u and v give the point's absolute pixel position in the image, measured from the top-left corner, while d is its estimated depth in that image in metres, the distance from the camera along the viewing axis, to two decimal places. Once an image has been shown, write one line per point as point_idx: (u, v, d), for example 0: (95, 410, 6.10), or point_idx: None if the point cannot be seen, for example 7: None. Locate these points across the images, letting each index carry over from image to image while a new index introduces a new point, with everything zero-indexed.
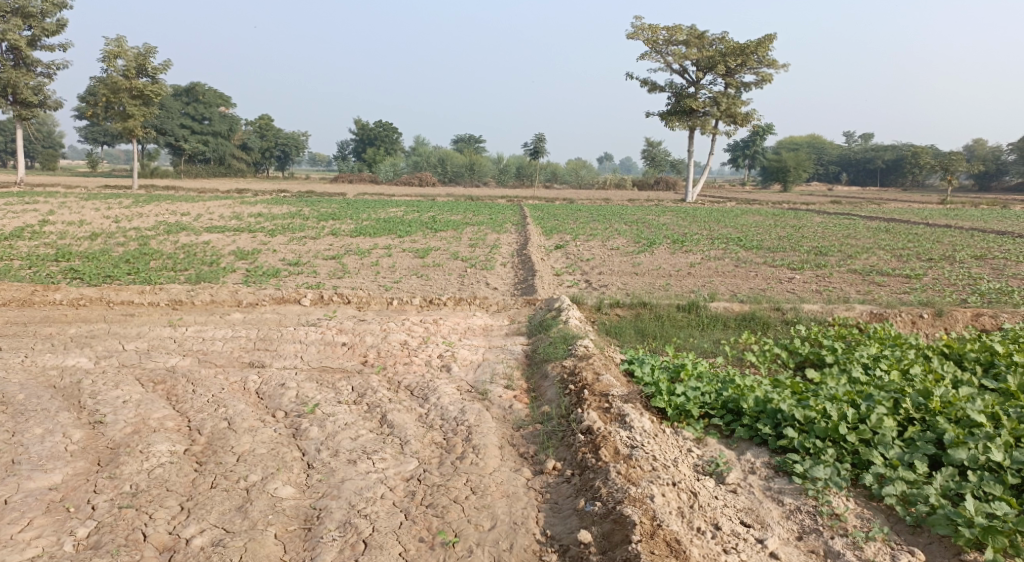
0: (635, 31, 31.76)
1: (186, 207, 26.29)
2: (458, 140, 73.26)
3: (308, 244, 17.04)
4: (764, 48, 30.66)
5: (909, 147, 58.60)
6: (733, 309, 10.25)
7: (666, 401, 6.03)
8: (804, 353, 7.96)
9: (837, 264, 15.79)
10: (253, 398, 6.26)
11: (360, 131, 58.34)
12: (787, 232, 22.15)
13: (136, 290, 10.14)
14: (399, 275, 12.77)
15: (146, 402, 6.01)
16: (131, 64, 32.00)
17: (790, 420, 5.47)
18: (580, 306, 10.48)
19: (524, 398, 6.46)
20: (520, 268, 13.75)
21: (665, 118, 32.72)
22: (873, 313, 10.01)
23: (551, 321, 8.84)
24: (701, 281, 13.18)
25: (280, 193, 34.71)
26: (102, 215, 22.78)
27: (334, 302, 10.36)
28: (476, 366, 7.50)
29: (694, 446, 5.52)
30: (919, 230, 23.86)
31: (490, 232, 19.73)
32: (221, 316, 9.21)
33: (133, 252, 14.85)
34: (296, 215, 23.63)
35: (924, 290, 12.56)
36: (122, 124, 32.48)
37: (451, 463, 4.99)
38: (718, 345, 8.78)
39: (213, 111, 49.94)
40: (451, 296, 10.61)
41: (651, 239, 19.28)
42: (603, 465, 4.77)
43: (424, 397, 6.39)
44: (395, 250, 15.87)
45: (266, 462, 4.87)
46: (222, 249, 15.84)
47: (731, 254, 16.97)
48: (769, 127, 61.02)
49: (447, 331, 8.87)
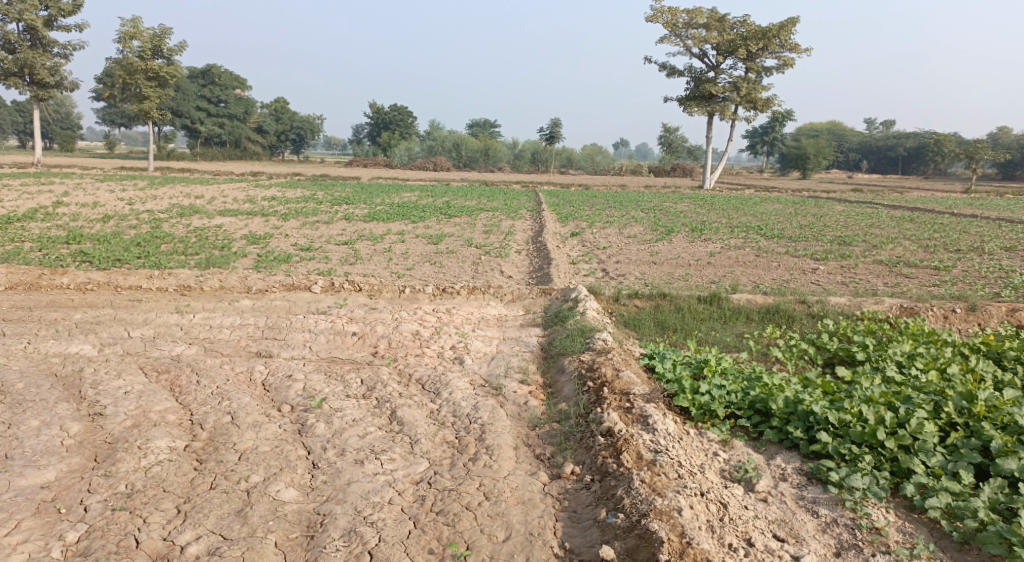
0: (655, 15, 31.15)
1: (200, 190, 26.15)
2: (474, 125, 72.72)
3: (321, 228, 16.80)
4: (786, 32, 29.95)
5: (932, 135, 57.41)
6: (756, 301, 9.89)
7: (690, 400, 5.74)
8: (833, 349, 7.62)
9: (861, 254, 15.37)
10: (258, 390, 6.02)
11: (376, 114, 57.97)
12: (809, 221, 21.65)
13: (144, 274, 9.94)
14: (412, 262, 12.50)
15: (148, 394, 5.79)
16: (147, 46, 31.80)
17: (823, 424, 5.17)
18: (598, 295, 10.17)
19: (540, 394, 6.18)
20: (536, 256, 13.45)
21: (684, 103, 32.15)
22: (903, 307, 9.64)
23: (567, 312, 8.54)
24: (722, 271, 12.81)
25: (294, 177, 34.49)
26: (116, 197, 22.66)
27: (346, 290, 10.10)
28: (489, 359, 7.23)
29: (721, 448, 5.23)
30: (944, 220, 23.27)
31: (505, 219, 19.43)
32: (229, 303, 8.98)
33: (144, 235, 14.68)
34: (310, 199, 23.40)
35: (954, 282, 12.14)
36: (138, 106, 32.36)
37: (463, 466, 4.72)
38: (741, 339, 8.45)
39: (229, 94, 49.78)
40: (465, 285, 10.33)
41: (669, 226, 18.89)
42: (626, 471, 4.49)
43: (436, 391, 6.13)
44: (409, 236, 15.60)
45: (268, 461, 4.62)
46: (234, 233, 15.64)
47: (752, 243, 16.57)
48: (788, 113, 60.06)
49: (461, 321, 8.60)
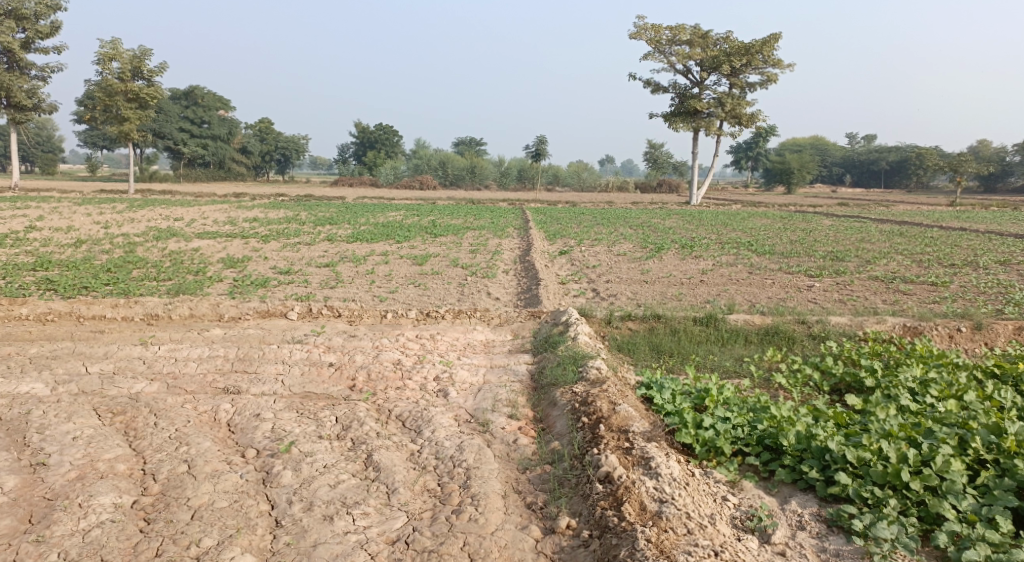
0: (639, 31, 31.05)
1: (180, 212, 25.60)
2: (459, 143, 72.55)
3: (302, 250, 16.29)
4: (769, 48, 29.86)
5: (914, 148, 57.72)
6: (754, 322, 9.48)
7: (693, 435, 5.27)
8: (839, 375, 7.21)
9: (856, 270, 15.02)
10: (222, 432, 5.49)
11: (361, 134, 57.68)
12: (799, 236, 21.37)
13: (109, 303, 9.41)
14: (395, 284, 12.02)
15: (98, 440, 5.25)
16: (127, 67, 31.32)
17: (840, 463, 4.76)
18: (589, 318, 9.71)
19: (531, 431, 5.69)
20: (523, 276, 13.03)
21: (669, 119, 31.99)
22: (907, 327, 9.26)
23: (558, 337, 8.07)
24: (716, 289, 12.41)
25: (277, 197, 33.90)
26: (92, 221, 22.04)
27: (324, 316, 9.60)
28: (476, 391, 6.73)
29: (729, 491, 4.78)
30: (934, 233, 23.06)
31: (492, 237, 19.03)
32: (199, 332, 8.45)
33: (116, 260, 14.15)
34: (292, 220, 22.89)
35: (954, 299, 11.79)
36: (117, 128, 31.78)
37: (445, 520, 4.24)
38: (741, 363, 8.04)
39: (212, 115, 49.38)
40: (450, 309, 9.85)
41: (658, 243, 18.56)
42: (629, 527, 4.01)
43: (417, 431, 5.62)
44: (393, 257, 15.13)
45: (225, 520, 4.14)
46: (210, 257, 15.15)
47: (744, 259, 16.23)
48: (771, 129, 60.29)
49: (445, 349, 8.12)
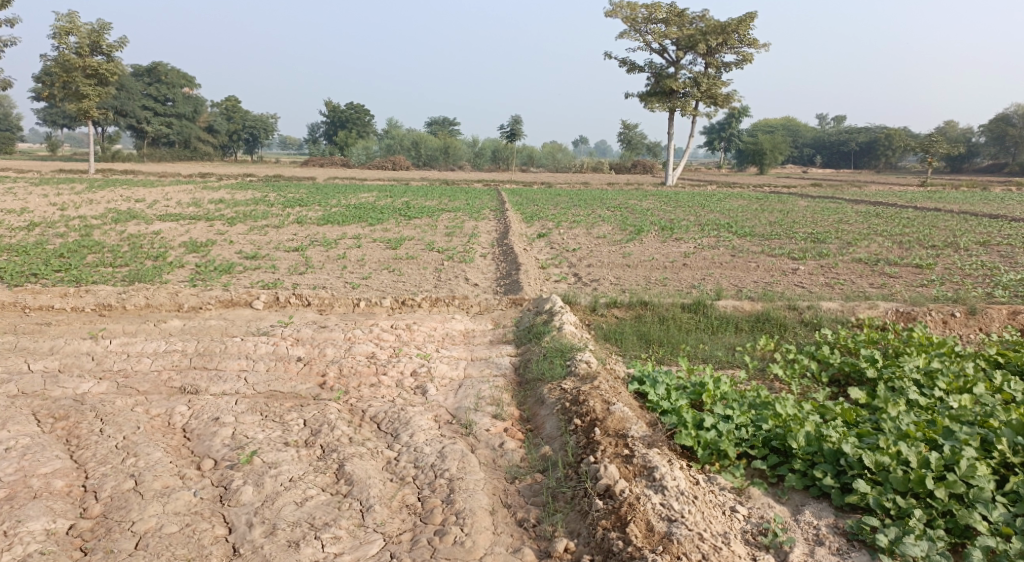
0: (614, 10, 30.47)
1: (142, 193, 24.60)
2: (432, 122, 71.37)
3: (270, 233, 15.61)
4: (745, 27, 29.48)
5: (883, 129, 58.01)
6: (744, 309, 9.10)
7: (695, 437, 4.84)
8: (837, 366, 6.84)
9: (838, 252, 14.76)
10: (176, 441, 4.96)
11: (331, 113, 56.44)
12: (777, 217, 21.13)
13: (58, 292, 8.77)
14: (368, 270, 11.46)
15: (35, 451, 4.68)
16: (85, 41, 29.95)
17: (856, 468, 4.39)
18: (572, 305, 9.26)
19: (518, 433, 5.24)
20: (502, 260, 12.54)
21: (645, 99, 31.52)
22: (901, 312, 8.95)
23: (542, 328, 7.61)
24: (701, 273, 12.04)
25: (246, 178, 32.99)
26: (48, 203, 21.04)
27: (292, 305, 9.01)
28: (456, 387, 6.24)
29: (738, 500, 4.39)
30: (909, 214, 22.96)
31: (468, 219, 18.48)
32: (156, 324, 7.84)
33: (71, 244, 13.37)
34: (260, 202, 22.08)
35: (942, 282, 11.53)
36: (77, 105, 30.40)
37: (427, 544, 3.82)
38: (734, 353, 7.66)
39: (176, 92, 47.75)
40: (426, 296, 9.33)
41: (637, 225, 18.17)
42: (636, 554, 3.63)
43: (394, 435, 5.14)
44: (365, 241, 14.53)
45: (174, 550, 3.69)
46: (172, 240, 14.43)
47: (725, 242, 15.88)
48: (744, 109, 60.09)
49: (422, 341, 7.62)
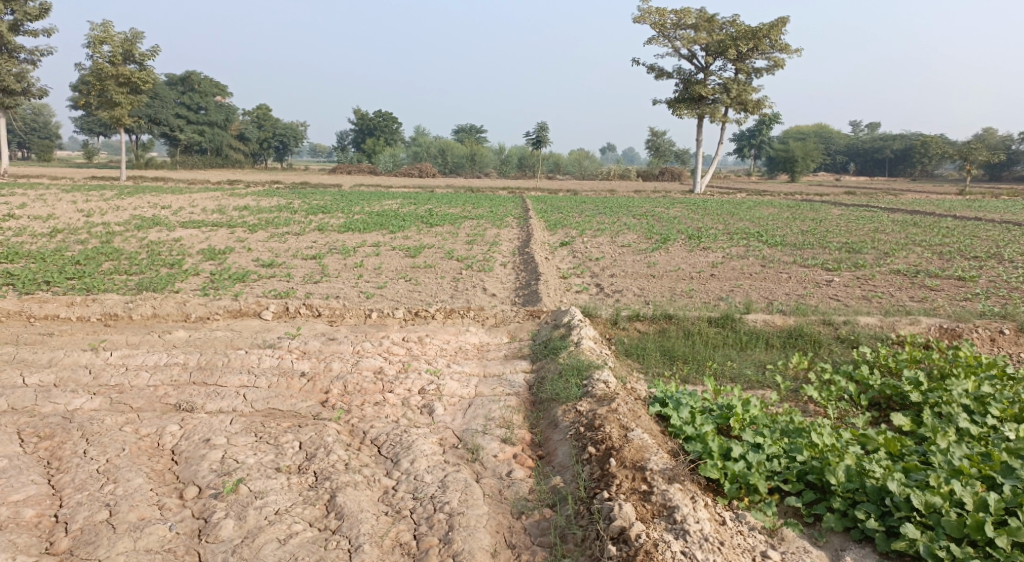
0: (643, 15, 30.00)
1: (169, 200, 24.64)
2: (460, 129, 71.35)
3: (289, 241, 15.39)
4: (777, 32, 28.80)
5: (919, 136, 56.62)
6: (774, 323, 8.59)
7: (721, 469, 4.40)
8: (877, 388, 6.34)
9: (874, 263, 14.13)
10: (162, 464, 4.65)
11: (360, 121, 56.59)
12: (809, 226, 20.48)
13: (65, 301, 8.59)
14: (384, 279, 11.15)
15: (11, 474, 4.43)
16: (118, 50, 30.21)
17: (903, 510, 3.93)
18: (593, 318, 8.83)
19: (528, 461, 4.85)
20: (522, 269, 12.16)
21: (673, 106, 30.93)
22: (944, 329, 8.40)
23: (559, 342, 7.21)
24: (729, 284, 11.54)
25: (272, 185, 33.05)
26: (75, 209, 21.09)
27: (302, 316, 8.69)
28: (465, 407, 5.85)
29: (769, 543, 3.97)
30: (948, 223, 22.12)
31: (490, 227, 18.15)
32: (160, 335, 7.58)
33: (89, 251, 13.28)
34: (284, 209, 21.97)
35: (988, 296, 10.89)
36: (109, 113, 30.65)
37: None
38: (764, 372, 7.19)
39: (209, 101, 48.17)
40: (441, 307, 8.95)
41: (664, 234, 17.68)
42: None
43: (395, 460, 4.78)
44: (384, 249, 14.24)
45: None
46: (191, 247, 14.28)
47: (755, 251, 15.33)
48: (775, 116, 59.05)
49: (434, 355, 7.25)
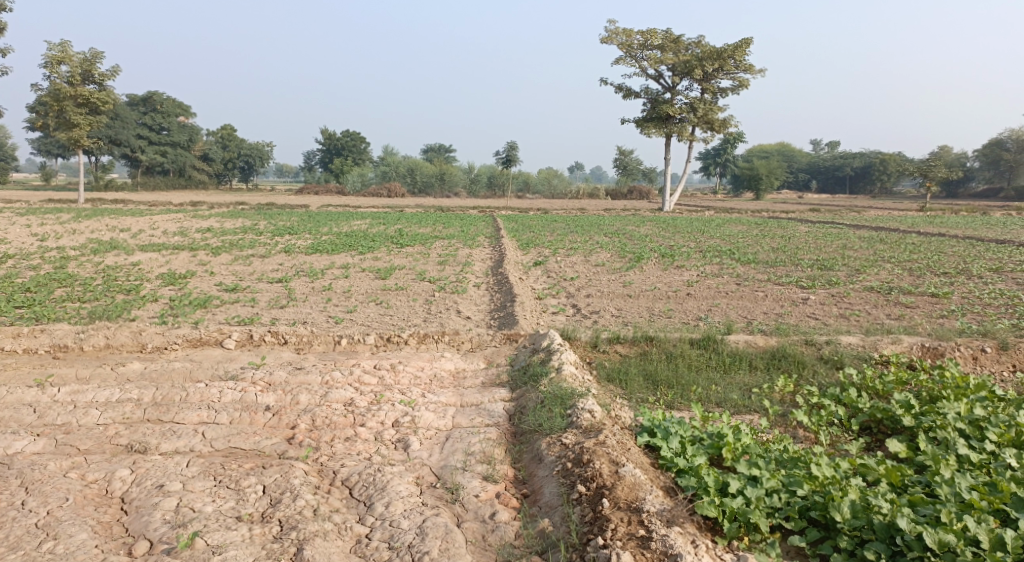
0: (610, 35, 30.14)
1: (129, 222, 23.90)
2: (428, 149, 71.18)
3: (254, 264, 14.90)
4: (741, 53, 29.12)
5: (879, 154, 57.82)
6: (757, 344, 8.38)
7: (719, 506, 4.10)
8: (868, 411, 6.12)
9: (848, 280, 14.10)
10: (109, 515, 4.24)
11: (327, 141, 56.00)
12: (780, 243, 20.53)
13: (11, 332, 8.07)
14: (354, 302, 10.76)
15: None
16: (76, 70, 29.43)
17: (916, 550, 3.67)
18: (571, 341, 8.54)
19: (512, 501, 4.51)
20: (496, 291, 11.86)
21: (641, 125, 31.04)
22: (926, 348, 8.27)
23: (539, 368, 6.90)
24: (706, 304, 11.37)
25: (237, 206, 32.37)
26: (29, 233, 20.31)
27: (267, 343, 8.26)
28: (443, 441, 5.50)
29: None
30: (913, 239, 22.39)
31: (462, 247, 17.85)
32: (114, 367, 7.11)
33: (41, 277, 12.68)
34: (249, 230, 21.38)
35: (963, 313, 10.85)
36: (66, 135, 29.77)
37: None
38: (750, 395, 6.96)
39: (171, 121, 47.30)
40: (414, 332, 8.58)
41: (637, 252, 17.53)
42: None
43: (368, 504, 4.42)
44: (353, 271, 13.84)
45: None
46: (150, 272, 13.73)
47: (729, 269, 15.23)
48: (740, 135, 59.86)
49: (408, 384, 6.88)
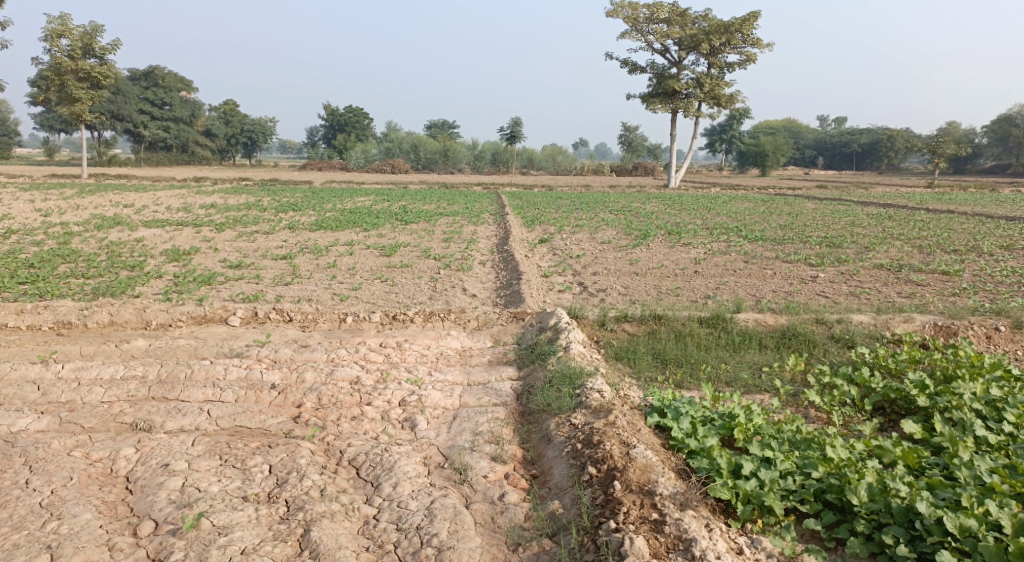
0: (615, 9, 29.72)
1: (132, 198, 23.77)
2: (432, 125, 70.68)
3: (258, 240, 14.79)
4: (749, 27, 28.69)
5: (886, 130, 57.25)
6: (766, 323, 8.28)
7: (732, 489, 4.03)
8: (880, 391, 6.02)
9: (856, 258, 13.94)
10: (114, 495, 4.19)
11: (330, 116, 55.56)
12: (787, 220, 20.33)
13: (13, 309, 8.00)
14: (359, 279, 10.66)
15: None
16: (77, 44, 29.14)
17: (936, 535, 3.59)
18: (579, 319, 8.44)
19: (521, 482, 4.46)
20: (502, 268, 11.75)
21: (647, 101, 30.70)
22: (939, 326, 8.15)
23: (547, 347, 6.81)
24: (714, 282, 11.25)
25: (240, 182, 32.23)
26: (32, 209, 20.20)
27: (272, 321, 8.17)
28: (450, 420, 5.43)
29: None
30: (921, 216, 22.16)
31: (466, 224, 17.71)
32: (117, 345, 7.04)
33: (44, 253, 12.60)
34: (253, 206, 21.25)
35: (974, 291, 10.72)
36: (67, 109, 29.55)
37: None
38: (760, 375, 6.86)
39: (173, 96, 46.95)
40: (420, 310, 8.48)
41: (643, 229, 17.38)
42: None
43: (376, 484, 4.36)
44: (358, 248, 13.72)
45: None
46: (154, 248, 13.64)
47: (736, 247, 15.07)
48: (746, 110, 59.27)
49: (414, 362, 6.81)
